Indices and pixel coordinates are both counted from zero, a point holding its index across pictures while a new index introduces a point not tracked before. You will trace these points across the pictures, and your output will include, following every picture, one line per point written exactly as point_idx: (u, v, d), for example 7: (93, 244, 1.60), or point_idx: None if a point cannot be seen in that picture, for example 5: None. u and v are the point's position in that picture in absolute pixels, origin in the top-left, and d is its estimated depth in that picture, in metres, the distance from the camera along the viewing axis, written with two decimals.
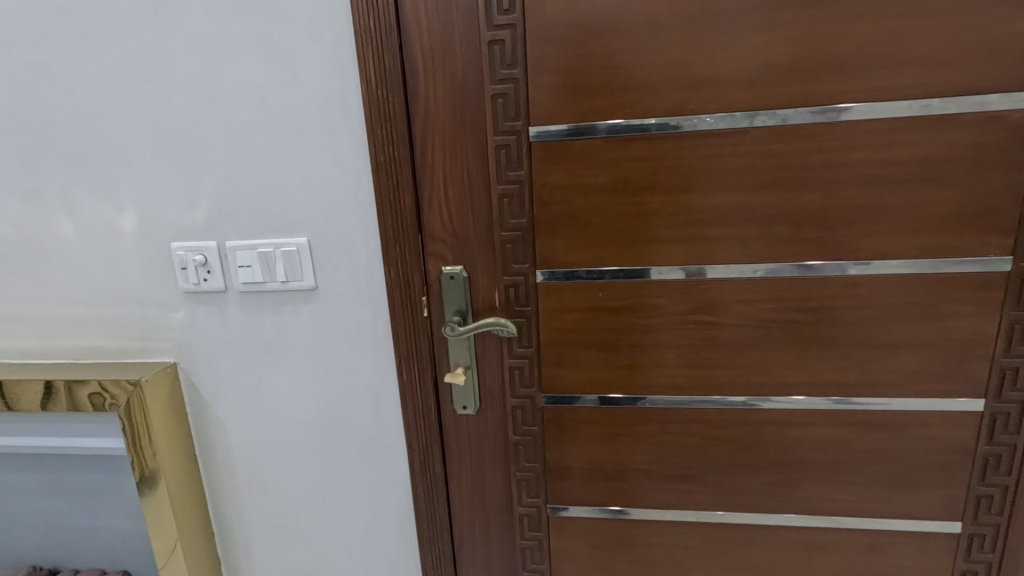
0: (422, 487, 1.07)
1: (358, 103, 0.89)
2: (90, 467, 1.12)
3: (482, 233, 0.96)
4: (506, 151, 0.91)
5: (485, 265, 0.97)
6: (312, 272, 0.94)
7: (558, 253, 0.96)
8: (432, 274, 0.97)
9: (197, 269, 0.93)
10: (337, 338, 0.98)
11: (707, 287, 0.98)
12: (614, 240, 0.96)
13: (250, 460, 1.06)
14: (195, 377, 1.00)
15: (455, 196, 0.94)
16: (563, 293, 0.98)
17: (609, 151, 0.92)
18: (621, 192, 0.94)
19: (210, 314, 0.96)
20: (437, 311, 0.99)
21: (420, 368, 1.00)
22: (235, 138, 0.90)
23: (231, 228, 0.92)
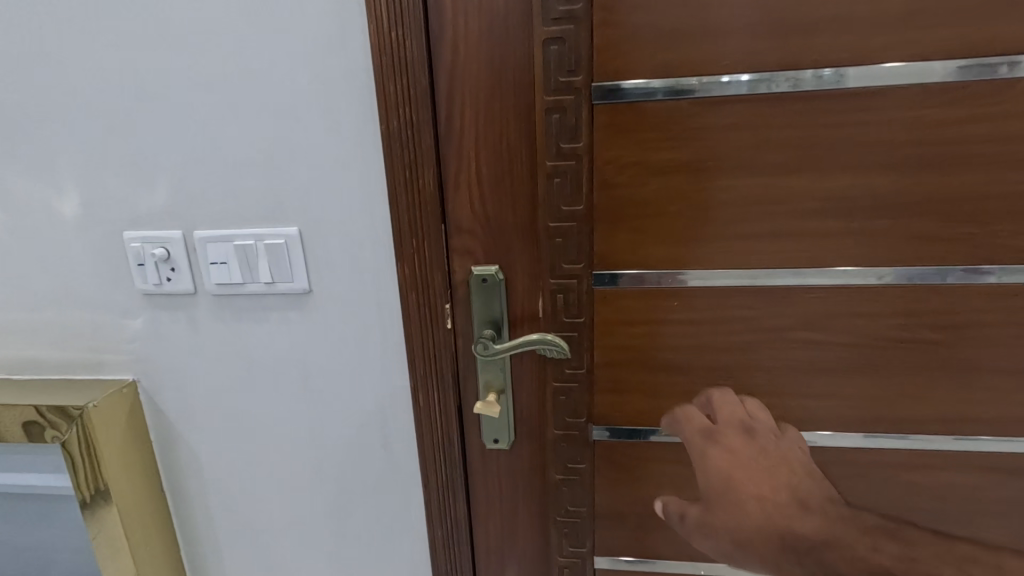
0: (441, 537, 0.86)
1: (362, 49, 0.67)
2: (39, 501, 0.93)
3: (523, 225, 0.73)
4: (559, 116, 0.68)
5: (526, 266, 0.75)
6: (304, 271, 0.73)
7: (622, 252, 0.73)
8: (457, 277, 0.75)
9: (157, 266, 0.72)
10: (336, 354, 0.77)
11: (814, 297, 0.74)
12: (696, 234, 0.73)
13: (229, 503, 0.84)
14: (159, 402, 0.80)
15: (490, 174, 0.71)
16: (624, 301, 0.76)
17: (695, 116, 0.68)
18: (708, 172, 0.70)
19: (175, 323, 0.75)
20: (461, 325, 0.76)
21: (443, 395, 0.78)
22: (200, 97, 0.69)
23: (199, 213, 0.71)
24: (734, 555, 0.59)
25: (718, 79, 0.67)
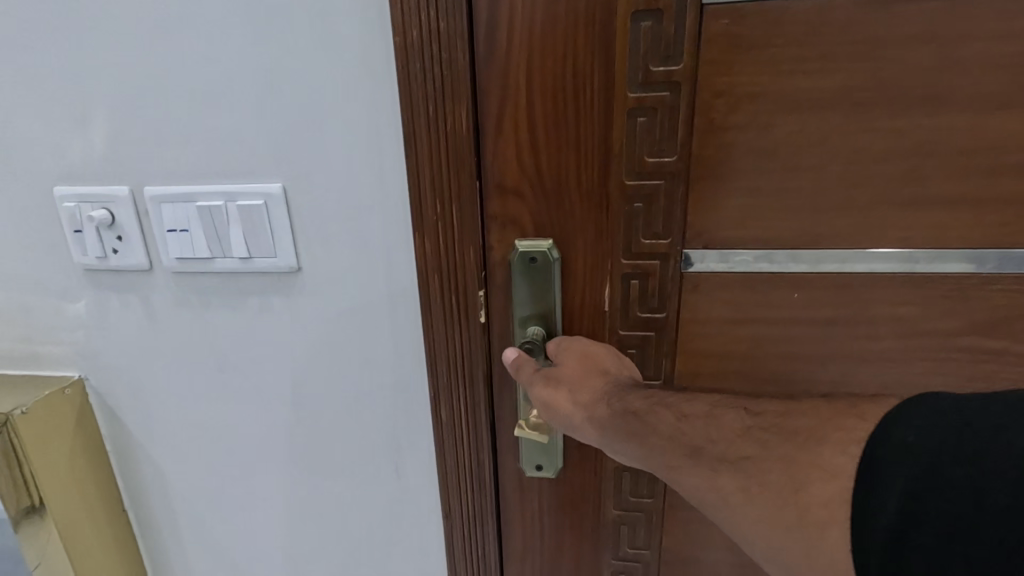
0: None
1: None
2: None
3: (588, 187, 0.52)
4: (652, 23, 0.46)
5: (589, 243, 0.54)
6: (291, 242, 0.54)
7: (726, 225, 0.52)
8: (493, 256, 0.54)
9: (99, 233, 0.54)
10: (334, 353, 0.58)
11: (1008, 293, 0.51)
12: (837, 202, 0.51)
13: (205, 529, 0.68)
14: (114, 406, 0.63)
15: (546, 109, 0.50)
16: (723, 294, 0.54)
17: (859, 19, 0.46)
18: (869, 108, 0.48)
19: (127, 308, 0.58)
20: (498, 319, 0.56)
21: (471, 416, 0.58)
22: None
23: (146, 161, 0.53)
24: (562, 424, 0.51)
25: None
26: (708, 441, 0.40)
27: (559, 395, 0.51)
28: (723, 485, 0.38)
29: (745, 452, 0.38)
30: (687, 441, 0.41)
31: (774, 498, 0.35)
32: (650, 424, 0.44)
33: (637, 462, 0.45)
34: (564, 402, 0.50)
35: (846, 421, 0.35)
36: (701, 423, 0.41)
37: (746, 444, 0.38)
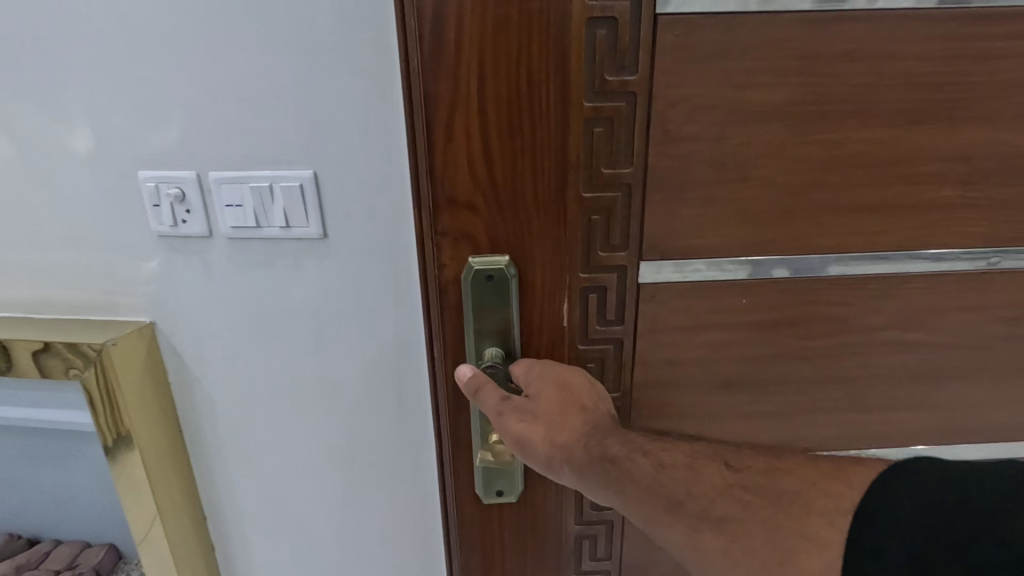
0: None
1: None
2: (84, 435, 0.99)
3: (546, 197, 0.57)
4: (607, 31, 0.52)
5: (547, 251, 0.59)
6: (320, 216, 0.68)
7: (681, 232, 0.59)
8: (451, 257, 0.59)
9: (173, 206, 0.69)
10: (350, 307, 0.72)
11: (911, 286, 0.63)
12: (780, 212, 0.59)
13: (245, 451, 0.84)
14: (176, 346, 0.78)
15: (501, 122, 0.54)
16: (686, 299, 0.62)
17: (800, 57, 0.54)
18: (805, 131, 0.57)
19: (191, 266, 0.73)
20: (453, 319, 0.61)
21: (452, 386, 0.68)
22: (218, 29, 0.62)
23: (212, 154, 0.67)
24: (540, 462, 0.57)
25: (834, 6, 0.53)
26: (687, 496, 0.46)
27: (536, 430, 0.57)
28: (704, 543, 0.45)
29: (726, 512, 0.44)
30: (666, 494, 0.47)
31: (755, 558, 0.42)
32: (629, 473, 0.50)
33: (614, 505, 0.51)
34: (540, 436, 0.56)
35: (832, 486, 0.41)
36: (681, 474, 0.48)
37: (727, 501, 0.45)
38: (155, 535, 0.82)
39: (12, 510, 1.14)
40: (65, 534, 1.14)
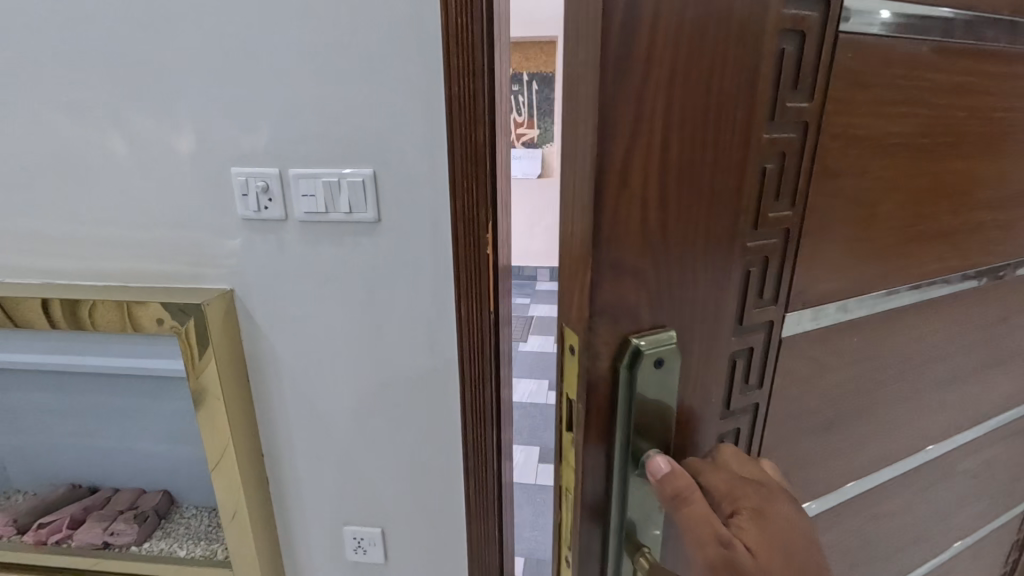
0: (473, 487, 1.04)
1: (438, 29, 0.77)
2: (157, 390, 1.17)
3: (718, 253, 0.38)
4: (794, 48, 0.36)
5: (706, 328, 0.39)
6: (375, 205, 0.86)
7: (823, 281, 0.46)
8: (600, 347, 0.35)
9: (258, 195, 0.88)
10: (395, 277, 0.91)
11: (996, 302, 0.61)
12: (916, 251, 0.50)
13: (300, 393, 1.03)
14: (250, 307, 0.97)
15: (683, 159, 0.33)
16: (821, 367, 0.50)
17: (972, 59, 0.46)
18: (940, 165, 0.48)
19: (268, 243, 0.91)
20: (595, 445, 0.38)
21: (480, 330, 0.92)
22: (302, 60, 0.81)
23: (292, 154, 0.85)
24: None
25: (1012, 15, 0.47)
26: None
27: None
28: None
29: None
30: None
31: None
32: None
33: None
34: None
35: None
36: None
37: None
38: (228, 459, 1.01)
39: (79, 463, 1.30)
40: (123, 483, 1.32)
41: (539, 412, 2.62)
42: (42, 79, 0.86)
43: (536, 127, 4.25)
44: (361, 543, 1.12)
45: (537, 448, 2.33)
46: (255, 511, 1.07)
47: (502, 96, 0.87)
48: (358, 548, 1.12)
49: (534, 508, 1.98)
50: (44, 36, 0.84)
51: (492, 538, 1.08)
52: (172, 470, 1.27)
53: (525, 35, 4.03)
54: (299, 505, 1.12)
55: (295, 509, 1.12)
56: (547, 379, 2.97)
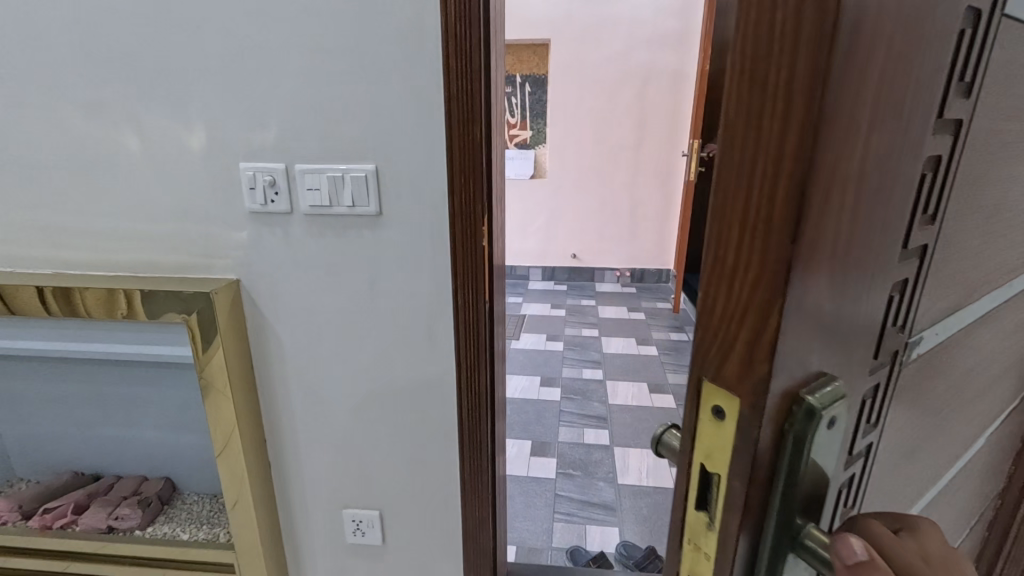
0: (469, 469, 1.08)
1: (437, 35, 0.82)
2: (162, 379, 1.21)
3: (879, 277, 0.32)
4: (967, 31, 0.31)
5: (856, 369, 0.32)
6: (377, 198, 0.91)
7: (925, 302, 0.41)
8: (772, 412, 0.26)
9: (265, 189, 0.92)
10: (396, 267, 0.96)
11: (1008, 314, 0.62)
12: (977, 267, 0.48)
13: (303, 378, 1.07)
14: (256, 296, 1.01)
15: (875, 164, 0.27)
16: (909, 397, 0.45)
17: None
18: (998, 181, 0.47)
19: (274, 234, 0.96)
20: (747, 537, 0.28)
21: (476, 320, 0.96)
22: (311, 62, 0.86)
23: (299, 150, 0.90)
24: None
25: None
26: None
27: None
28: None
29: None
30: None
31: None
32: None
33: None
34: None
35: None
36: None
37: None
38: (232, 443, 1.05)
39: (83, 451, 1.33)
40: (125, 471, 1.35)
41: (530, 407, 2.67)
42: (58, 78, 0.90)
43: (528, 129, 4.32)
44: (360, 526, 1.16)
45: (529, 442, 2.39)
46: (258, 495, 1.11)
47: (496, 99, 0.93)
48: (357, 530, 1.17)
49: (525, 500, 2.04)
50: (61, 36, 0.88)
51: (486, 517, 1.13)
52: (174, 458, 1.31)
53: (518, 38, 4.10)
54: (300, 487, 1.16)
55: (297, 492, 1.16)
56: (539, 376, 3.02)
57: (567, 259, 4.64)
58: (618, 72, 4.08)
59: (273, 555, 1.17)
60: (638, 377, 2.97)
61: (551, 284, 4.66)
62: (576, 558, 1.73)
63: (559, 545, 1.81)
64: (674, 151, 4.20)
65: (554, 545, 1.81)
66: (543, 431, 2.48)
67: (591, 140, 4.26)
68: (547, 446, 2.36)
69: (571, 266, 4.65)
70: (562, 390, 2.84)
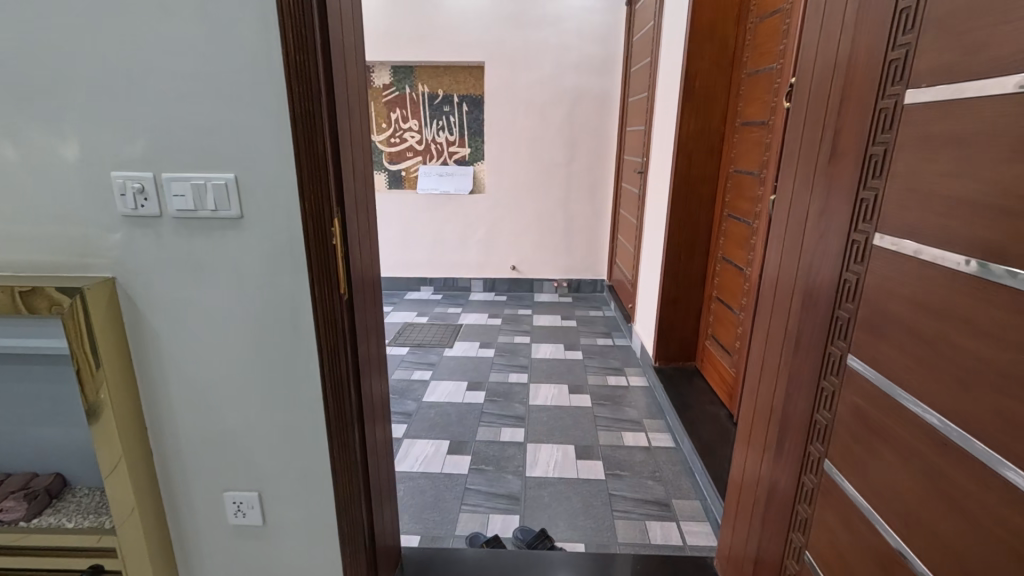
0: (336, 446, 1.19)
1: (279, 64, 0.96)
2: (50, 374, 1.29)
3: None
4: None
5: None
6: (237, 203, 1.03)
7: None
8: None
9: (134, 195, 1.03)
10: (258, 263, 1.08)
11: (939, 279, 0.68)
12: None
13: (178, 365, 1.16)
14: (132, 293, 1.11)
15: None
16: None
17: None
18: None
19: (146, 236, 1.07)
20: None
21: (331, 310, 1.09)
22: (174, 83, 0.98)
23: (165, 161, 1.02)
24: None
25: (991, 77, 0.61)
26: None
27: None
28: None
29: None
30: None
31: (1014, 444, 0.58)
32: None
33: None
34: None
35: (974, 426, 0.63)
36: None
37: None
38: (108, 430, 1.11)
39: None
40: (14, 467, 1.39)
41: (453, 410, 2.79)
42: None
43: (466, 145, 4.51)
44: (241, 507, 1.25)
45: (446, 442, 2.50)
46: (139, 479, 1.18)
47: (346, 114, 1.09)
48: (238, 512, 1.26)
49: (435, 494, 2.15)
50: None
51: (359, 489, 1.25)
52: (66, 454, 1.37)
53: (453, 60, 4.30)
54: (180, 470, 1.24)
55: (178, 476, 1.24)
56: (466, 380, 3.14)
57: (506, 270, 4.79)
58: (549, 93, 4.32)
59: (159, 540, 1.25)
60: (560, 380, 3.13)
61: (491, 295, 4.81)
62: (474, 541, 1.85)
63: (461, 533, 1.93)
64: (603, 168, 4.46)
65: (455, 534, 1.92)
66: (461, 431, 2.59)
67: (525, 156, 4.47)
68: (463, 445, 2.47)
69: (511, 277, 4.80)
70: (486, 393, 2.97)
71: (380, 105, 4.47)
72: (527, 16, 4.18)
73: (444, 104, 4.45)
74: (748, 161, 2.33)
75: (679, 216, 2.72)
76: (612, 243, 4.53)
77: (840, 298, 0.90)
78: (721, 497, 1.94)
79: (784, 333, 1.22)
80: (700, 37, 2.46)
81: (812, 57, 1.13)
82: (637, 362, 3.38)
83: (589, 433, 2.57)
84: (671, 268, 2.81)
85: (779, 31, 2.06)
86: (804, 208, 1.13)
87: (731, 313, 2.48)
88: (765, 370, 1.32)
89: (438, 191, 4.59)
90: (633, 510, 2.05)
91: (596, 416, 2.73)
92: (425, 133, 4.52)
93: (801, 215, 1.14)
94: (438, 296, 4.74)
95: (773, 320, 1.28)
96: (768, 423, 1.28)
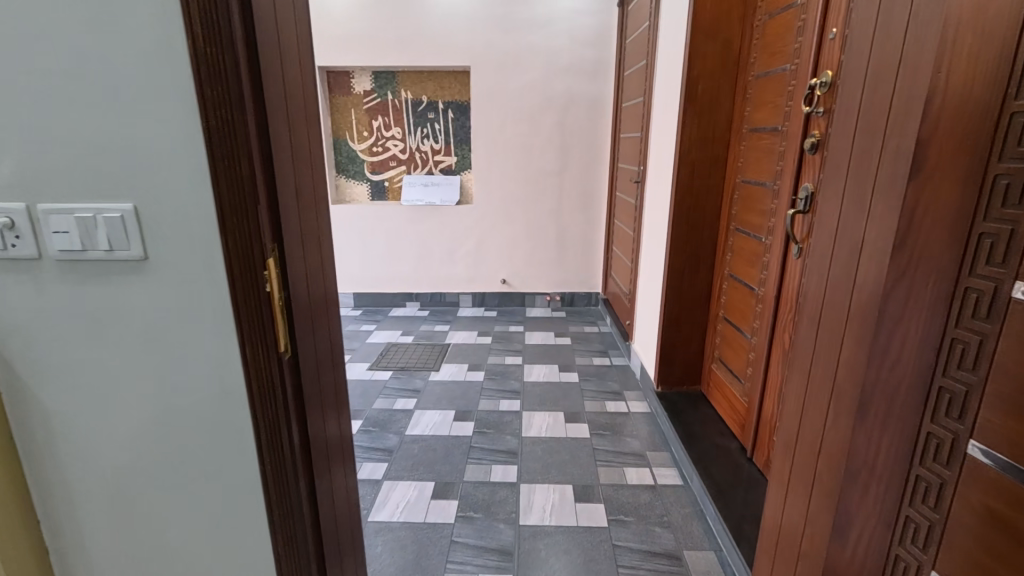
0: (282, 541, 0.95)
1: (187, 60, 0.72)
2: None
3: None
4: None
5: None
6: (139, 241, 0.80)
7: None
8: None
9: (2, 232, 0.79)
10: (175, 318, 0.84)
11: None
12: None
13: (75, 444, 0.91)
14: (7, 355, 0.86)
15: None
16: None
17: None
18: None
19: (22, 283, 0.82)
20: None
21: (269, 374, 0.86)
22: (51, 88, 0.75)
23: (40, 188, 0.78)
24: None
25: None
26: None
27: None
28: None
29: None
30: None
31: None
32: None
33: None
34: None
35: None
36: None
37: None
38: None
39: None
40: None
41: (439, 444, 2.55)
42: None
43: (452, 154, 4.33)
44: None
45: (431, 483, 2.25)
46: None
47: (283, 123, 0.85)
48: None
49: (417, 548, 1.90)
50: None
51: None
52: None
53: (437, 65, 4.09)
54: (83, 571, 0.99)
55: None
56: (453, 409, 2.89)
57: (496, 285, 4.56)
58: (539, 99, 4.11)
59: None
60: (555, 407, 2.90)
61: (481, 310, 4.57)
62: None
63: None
64: (597, 177, 4.26)
65: None
66: (448, 470, 2.35)
67: (515, 165, 4.25)
68: (450, 488, 2.23)
69: (501, 292, 4.57)
70: (475, 424, 2.73)
71: (361, 113, 4.26)
72: (514, 19, 3.97)
73: (428, 110, 4.25)
74: (757, 172, 2.13)
75: (682, 231, 2.51)
76: (607, 255, 4.32)
77: (946, 364, 0.69)
78: (739, 551, 1.72)
79: (829, 389, 1.00)
80: (703, 38, 2.26)
81: (862, 56, 0.93)
82: (637, 385, 3.15)
83: (588, 470, 2.34)
84: (674, 286, 2.60)
85: (792, 28, 1.86)
86: (857, 239, 0.92)
87: (741, 336, 2.27)
88: (802, 427, 1.11)
89: (423, 203, 4.36)
90: (640, 564, 1.82)
91: (595, 449, 2.49)
92: (409, 141, 4.30)
93: (852, 248, 0.93)
94: (425, 313, 4.49)
95: (813, 369, 1.07)
96: (810, 492, 1.06)
